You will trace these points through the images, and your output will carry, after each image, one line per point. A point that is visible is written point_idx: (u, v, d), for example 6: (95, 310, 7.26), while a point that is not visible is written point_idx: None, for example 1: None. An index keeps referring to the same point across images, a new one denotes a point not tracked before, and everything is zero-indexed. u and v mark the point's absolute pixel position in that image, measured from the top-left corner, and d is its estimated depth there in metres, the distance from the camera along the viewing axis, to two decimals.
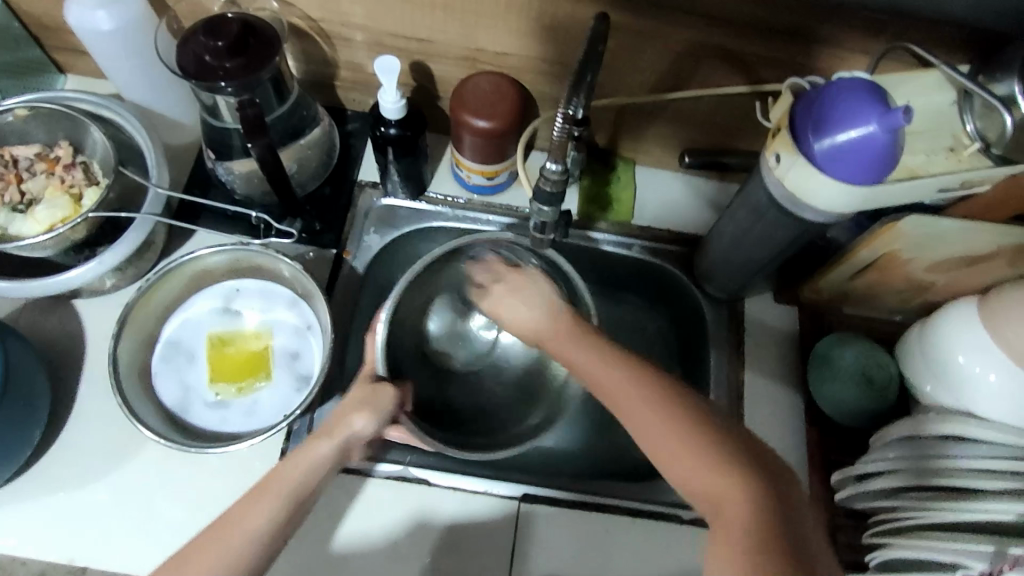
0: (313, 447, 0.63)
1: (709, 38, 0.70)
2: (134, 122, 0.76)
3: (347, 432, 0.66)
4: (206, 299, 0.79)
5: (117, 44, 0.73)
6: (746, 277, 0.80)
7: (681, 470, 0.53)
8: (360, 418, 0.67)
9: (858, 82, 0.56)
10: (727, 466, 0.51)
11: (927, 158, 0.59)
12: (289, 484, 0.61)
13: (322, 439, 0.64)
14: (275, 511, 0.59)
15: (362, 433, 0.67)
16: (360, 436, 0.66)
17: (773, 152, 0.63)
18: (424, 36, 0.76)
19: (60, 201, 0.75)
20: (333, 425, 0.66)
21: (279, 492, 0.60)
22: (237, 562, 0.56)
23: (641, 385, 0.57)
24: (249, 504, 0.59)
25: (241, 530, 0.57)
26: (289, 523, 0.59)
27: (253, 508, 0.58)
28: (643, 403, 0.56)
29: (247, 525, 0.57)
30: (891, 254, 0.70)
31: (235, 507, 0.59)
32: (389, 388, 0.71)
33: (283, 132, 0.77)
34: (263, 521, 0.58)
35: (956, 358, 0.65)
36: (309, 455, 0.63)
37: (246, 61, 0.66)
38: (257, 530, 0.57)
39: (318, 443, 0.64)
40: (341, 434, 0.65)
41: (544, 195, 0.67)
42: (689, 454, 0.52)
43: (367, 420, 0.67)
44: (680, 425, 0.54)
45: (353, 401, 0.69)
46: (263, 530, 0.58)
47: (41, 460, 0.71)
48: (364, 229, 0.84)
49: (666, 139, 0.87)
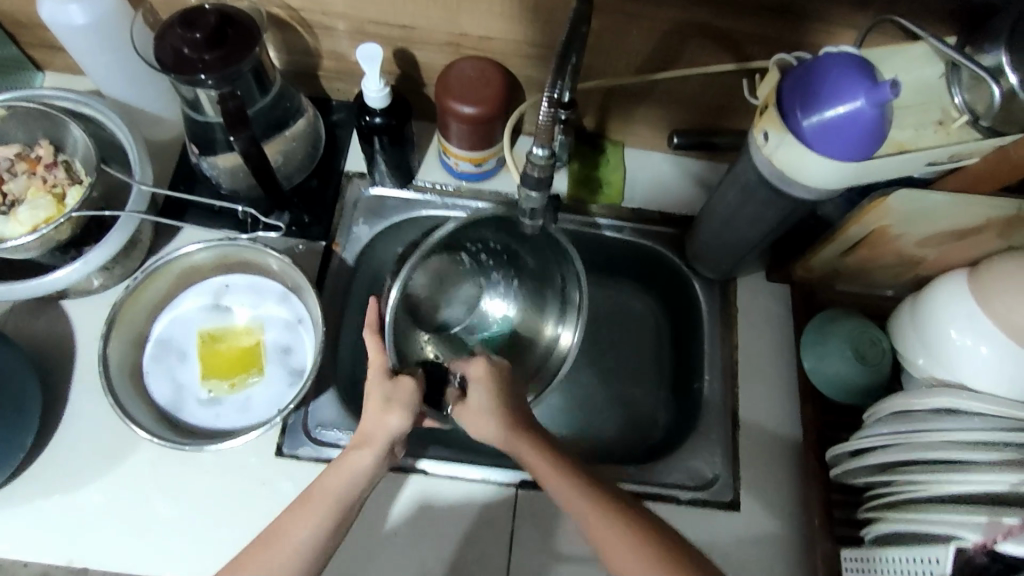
0: (349, 459, 0.62)
1: (694, 17, 0.69)
2: (114, 119, 0.75)
3: (385, 438, 0.62)
4: (193, 297, 0.78)
5: (93, 39, 0.72)
6: (737, 256, 0.80)
7: None
8: (395, 418, 0.62)
9: (845, 57, 0.56)
10: None
11: (915, 131, 0.59)
12: (331, 500, 0.60)
13: (358, 451, 0.62)
14: (317, 529, 0.59)
15: (397, 432, 0.62)
16: (397, 441, 0.62)
17: (761, 130, 0.62)
18: (406, 23, 0.75)
19: (42, 202, 0.73)
20: (367, 432, 0.62)
21: (323, 507, 0.60)
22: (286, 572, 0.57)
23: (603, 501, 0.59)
24: (292, 520, 0.60)
25: (287, 552, 0.58)
26: (332, 536, 0.60)
27: (291, 525, 0.60)
28: (616, 531, 0.57)
29: (289, 545, 0.58)
30: (881, 229, 0.70)
31: (275, 524, 0.60)
32: (410, 380, 0.63)
33: (265, 125, 0.76)
34: (307, 540, 0.59)
35: (947, 332, 0.65)
36: (346, 468, 0.61)
37: (225, 54, 0.65)
38: (301, 547, 0.58)
39: (356, 453, 0.62)
40: (378, 441, 0.62)
41: (531, 180, 0.66)
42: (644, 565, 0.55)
43: (401, 420, 0.62)
44: (651, 556, 0.56)
45: (379, 400, 0.63)
46: (309, 545, 0.59)
47: (35, 463, 0.71)
48: (353, 220, 0.84)
49: (654, 120, 0.87)
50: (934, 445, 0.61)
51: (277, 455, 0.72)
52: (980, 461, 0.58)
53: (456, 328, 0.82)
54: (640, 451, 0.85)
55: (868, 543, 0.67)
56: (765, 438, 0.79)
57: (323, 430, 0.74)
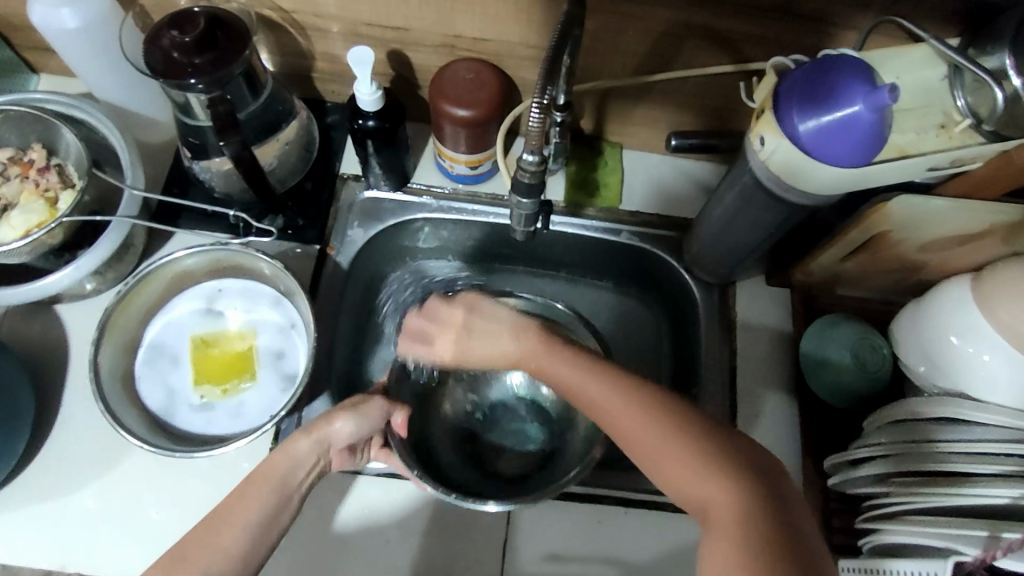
0: (291, 443, 0.63)
1: (690, 17, 0.68)
2: (107, 124, 0.74)
3: (327, 432, 0.64)
4: (186, 302, 0.78)
5: (85, 42, 0.71)
6: (736, 260, 0.79)
7: (674, 472, 0.52)
8: (341, 419, 0.65)
9: (844, 59, 0.55)
10: (710, 459, 0.51)
11: (916, 136, 0.58)
12: (273, 481, 0.61)
13: (300, 437, 0.63)
14: (257, 514, 0.58)
15: (341, 435, 0.65)
16: (339, 438, 0.64)
17: (756, 135, 0.61)
18: (400, 24, 0.74)
19: (35, 206, 0.73)
20: (313, 420, 0.64)
21: (263, 487, 0.60)
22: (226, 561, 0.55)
23: (652, 413, 0.55)
24: (234, 505, 0.59)
25: (222, 543, 0.56)
26: (276, 516, 0.60)
27: (240, 508, 0.58)
28: (629, 410, 0.56)
29: (231, 531, 0.57)
30: (882, 234, 0.69)
31: (222, 505, 0.59)
32: (379, 401, 0.68)
33: (258, 128, 0.75)
34: (244, 528, 0.57)
35: (948, 338, 0.64)
36: (286, 451, 0.62)
37: (217, 56, 0.65)
38: (242, 538, 0.57)
39: (298, 439, 0.63)
40: (320, 431, 0.63)
41: (523, 186, 0.66)
42: (719, 495, 0.49)
43: (347, 423, 0.65)
44: (650, 413, 0.55)
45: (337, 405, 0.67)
46: (247, 536, 0.57)
47: (29, 468, 0.71)
48: (348, 223, 0.83)
49: (653, 120, 0.85)
50: (940, 456, 0.59)
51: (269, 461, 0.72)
52: (983, 473, 0.57)
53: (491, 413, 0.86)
54: None
55: (866, 554, 0.66)
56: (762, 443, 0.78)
57: None
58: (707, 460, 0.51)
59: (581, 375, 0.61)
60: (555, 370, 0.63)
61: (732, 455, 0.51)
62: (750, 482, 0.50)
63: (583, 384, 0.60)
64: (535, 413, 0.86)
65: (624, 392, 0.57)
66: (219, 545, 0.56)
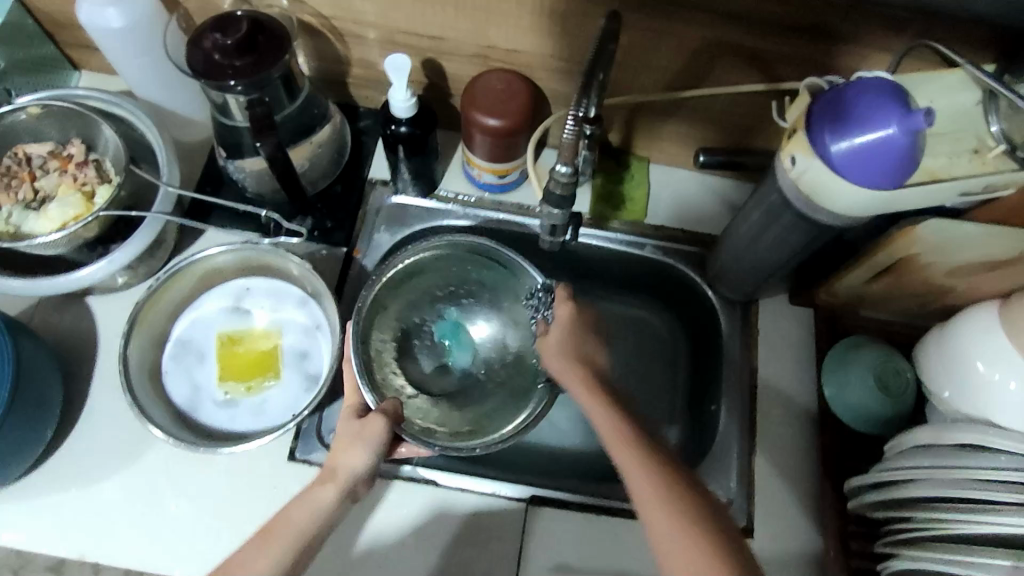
0: (313, 494, 0.62)
1: (725, 36, 0.69)
2: (145, 121, 0.75)
3: (347, 475, 0.63)
4: (215, 299, 0.79)
5: (130, 42, 0.73)
6: (760, 278, 0.79)
7: (665, 537, 0.53)
8: (353, 457, 0.63)
9: (878, 81, 0.55)
10: (708, 537, 0.52)
11: (948, 160, 0.58)
12: (294, 531, 0.60)
13: (324, 484, 0.62)
14: (276, 563, 0.58)
15: (357, 471, 0.63)
16: (359, 477, 0.63)
17: (788, 154, 0.61)
18: (436, 34, 0.75)
19: (72, 199, 0.74)
20: (331, 467, 0.63)
21: (284, 542, 0.59)
22: None
23: (658, 473, 0.56)
24: (250, 553, 0.58)
25: None
26: (296, 566, 0.59)
27: (257, 555, 0.58)
28: (634, 459, 0.57)
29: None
30: (909, 258, 0.69)
31: (239, 553, 0.59)
32: (380, 419, 0.65)
33: (293, 131, 0.76)
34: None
35: (974, 364, 0.64)
36: (308, 502, 0.61)
37: (256, 60, 0.66)
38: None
39: (319, 488, 0.62)
40: (341, 477, 0.63)
41: (554, 198, 0.66)
42: (687, 555, 0.51)
43: (361, 458, 0.63)
44: (654, 472, 0.56)
45: (345, 436, 0.64)
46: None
47: (54, 456, 0.72)
48: (375, 227, 0.84)
49: (680, 136, 0.86)
50: (958, 484, 0.59)
51: (289, 460, 0.73)
52: (1003, 501, 0.56)
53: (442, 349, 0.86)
54: None
55: None
56: (780, 462, 0.77)
57: None
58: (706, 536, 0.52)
59: (607, 426, 0.61)
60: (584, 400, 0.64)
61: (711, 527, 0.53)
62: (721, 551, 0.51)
63: (598, 419, 0.62)
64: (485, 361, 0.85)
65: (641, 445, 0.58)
66: None
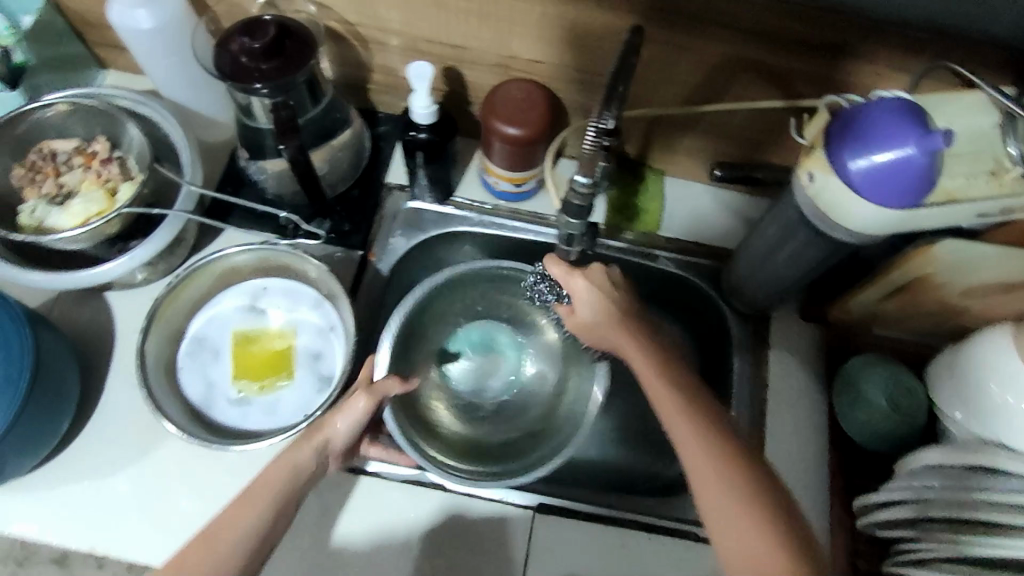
0: (293, 451, 0.62)
1: (746, 53, 0.69)
2: (169, 120, 0.77)
3: (330, 435, 0.65)
4: (231, 297, 0.80)
5: (158, 43, 0.74)
6: (774, 293, 0.79)
7: (719, 510, 0.55)
8: (340, 420, 0.65)
9: (897, 100, 0.55)
10: (762, 511, 0.54)
11: (965, 181, 0.57)
12: (275, 491, 0.60)
13: (301, 443, 0.63)
14: (258, 520, 0.59)
15: (339, 438, 0.65)
16: (338, 441, 0.65)
17: (805, 171, 0.62)
18: (458, 42, 0.76)
19: (95, 195, 0.75)
20: (312, 427, 0.64)
21: (263, 500, 0.60)
22: (226, 564, 0.57)
23: (711, 442, 0.57)
24: (233, 511, 0.59)
25: (228, 537, 0.58)
26: (274, 525, 0.60)
27: (239, 512, 0.59)
28: (689, 427, 0.59)
29: (229, 535, 0.58)
30: (923, 277, 0.69)
31: (222, 515, 0.59)
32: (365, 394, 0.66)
33: (314, 134, 0.77)
34: (245, 534, 0.58)
35: (989, 389, 0.63)
36: (286, 459, 0.62)
37: (282, 64, 0.67)
38: (242, 537, 0.58)
39: (301, 447, 0.63)
40: (321, 436, 0.64)
41: (572, 208, 0.67)
42: (746, 537, 0.53)
43: (348, 424, 0.66)
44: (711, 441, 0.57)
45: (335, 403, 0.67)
46: (248, 536, 0.58)
47: (68, 448, 0.73)
48: (391, 231, 0.85)
49: (696, 150, 0.86)
50: (976, 504, 0.58)
51: None
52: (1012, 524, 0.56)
53: (491, 381, 0.88)
54: (661, 484, 0.83)
55: None
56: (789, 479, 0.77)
57: None
58: (759, 506, 0.54)
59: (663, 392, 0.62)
60: (644, 373, 0.64)
61: (774, 506, 0.54)
62: (782, 533, 0.53)
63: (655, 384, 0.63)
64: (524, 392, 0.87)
65: (696, 413, 0.60)
66: (219, 552, 0.57)
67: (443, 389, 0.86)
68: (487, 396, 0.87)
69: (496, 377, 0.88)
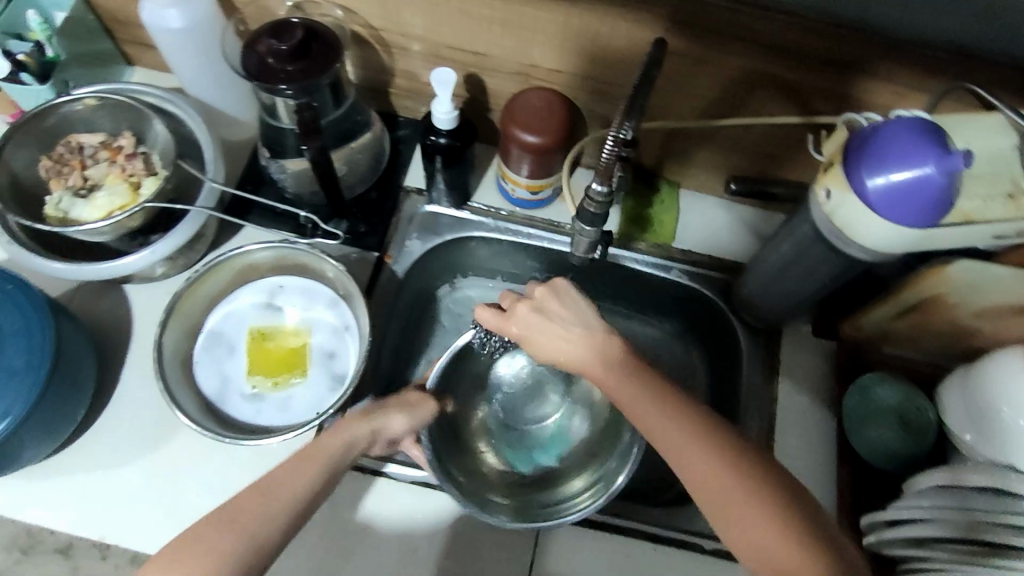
0: (348, 425, 0.64)
1: (766, 68, 0.70)
2: (195, 117, 0.78)
3: (386, 424, 0.66)
4: (248, 294, 0.81)
5: (185, 42, 0.76)
6: (787, 307, 0.79)
7: (741, 528, 0.52)
8: (397, 417, 0.67)
9: (916, 121, 0.56)
10: (781, 520, 0.51)
11: (983, 203, 0.57)
12: (330, 456, 0.62)
13: (358, 419, 0.65)
14: (309, 483, 0.60)
15: (394, 429, 0.67)
16: (389, 432, 0.67)
17: (822, 187, 0.62)
18: (480, 50, 0.77)
19: (119, 189, 0.77)
20: (371, 410, 0.67)
21: (318, 463, 0.61)
22: (276, 519, 0.57)
23: (714, 456, 0.55)
24: (291, 471, 0.60)
25: (287, 495, 0.58)
26: (322, 491, 0.60)
27: (293, 475, 0.60)
28: (688, 442, 0.56)
29: (288, 491, 0.58)
30: (937, 297, 0.69)
31: (274, 473, 0.60)
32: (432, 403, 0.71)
33: (335, 135, 0.79)
34: (300, 492, 0.59)
35: (1000, 411, 0.63)
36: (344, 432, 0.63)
37: (307, 66, 0.68)
38: (299, 494, 0.59)
39: (357, 424, 0.65)
40: (379, 419, 0.66)
41: (587, 215, 0.68)
42: (769, 537, 0.51)
43: (403, 421, 0.68)
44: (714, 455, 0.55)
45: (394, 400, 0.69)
46: (302, 497, 0.59)
47: (83, 437, 0.74)
48: (407, 234, 0.86)
49: (713, 163, 0.87)
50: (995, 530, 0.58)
51: None
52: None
53: (538, 428, 0.86)
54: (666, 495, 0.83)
55: None
56: None
57: None
58: (776, 515, 0.52)
59: (654, 411, 0.59)
60: (614, 390, 0.62)
61: (791, 510, 0.52)
62: (805, 536, 0.51)
63: (641, 405, 0.60)
64: (566, 442, 0.84)
65: (693, 427, 0.57)
66: (272, 506, 0.57)
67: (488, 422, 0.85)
68: (532, 442, 0.85)
69: (544, 424, 0.86)
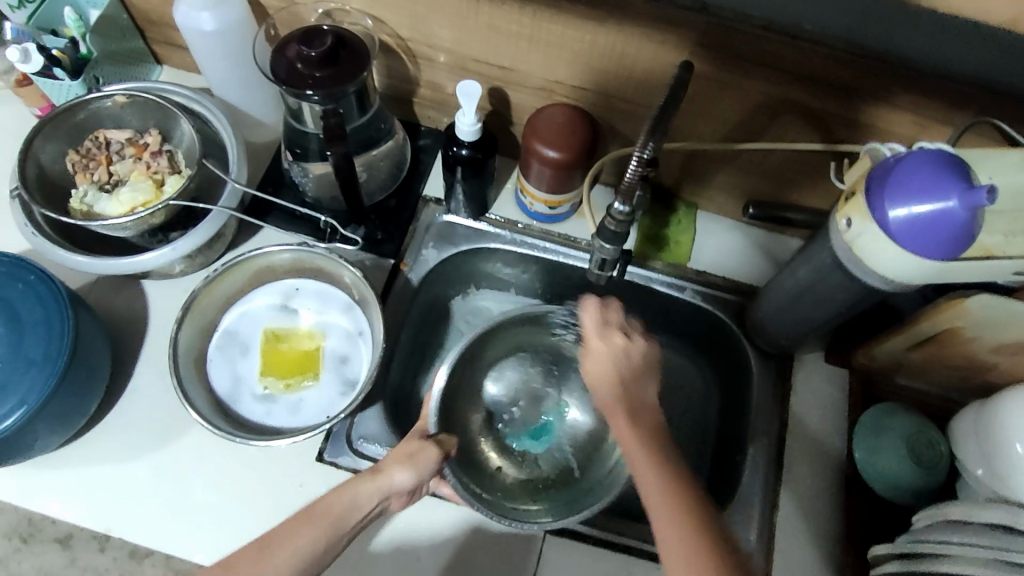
0: (355, 484, 0.62)
1: (791, 95, 0.70)
2: (221, 119, 0.79)
3: (388, 483, 0.63)
4: (264, 295, 0.81)
5: (216, 44, 0.77)
6: (801, 334, 0.79)
7: None
8: (400, 471, 0.64)
9: (941, 153, 0.55)
10: None
11: (1004, 238, 0.57)
12: (336, 518, 0.60)
13: (365, 478, 0.63)
14: (314, 541, 0.58)
15: (400, 486, 0.64)
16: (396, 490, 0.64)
17: (843, 216, 0.62)
18: (506, 64, 0.77)
19: (143, 185, 0.78)
20: (377, 466, 0.64)
21: (323, 523, 0.59)
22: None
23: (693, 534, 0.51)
24: (288, 529, 0.58)
25: (286, 557, 0.56)
26: (323, 556, 0.58)
27: (295, 532, 0.58)
28: (670, 515, 0.53)
29: (288, 551, 0.57)
30: (953, 330, 0.69)
31: (278, 528, 0.59)
32: (435, 449, 0.68)
33: (358, 142, 0.79)
34: (302, 551, 0.57)
35: (1012, 445, 0.63)
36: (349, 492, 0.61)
37: (335, 73, 0.69)
38: (298, 557, 0.57)
39: (363, 483, 0.63)
40: (384, 477, 0.63)
41: (607, 233, 0.68)
42: None
43: (407, 475, 0.64)
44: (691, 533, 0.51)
45: (398, 452, 0.66)
46: (305, 556, 0.57)
47: (94, 429, 0.74)
48: (424, 243, 0.86)
49: (731, 187, 0.87)
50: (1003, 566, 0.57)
51: (316, 460, 0.74)
52: None
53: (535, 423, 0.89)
54: None
55: None
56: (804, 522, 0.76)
57: (365, 443, 0.75)
58: None
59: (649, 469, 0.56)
60: (624, 436, 0.60)
61: None
62: None
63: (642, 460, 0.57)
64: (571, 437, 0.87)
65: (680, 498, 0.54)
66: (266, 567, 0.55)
67: (490, 433, 0.87)
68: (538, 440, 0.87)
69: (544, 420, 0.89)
